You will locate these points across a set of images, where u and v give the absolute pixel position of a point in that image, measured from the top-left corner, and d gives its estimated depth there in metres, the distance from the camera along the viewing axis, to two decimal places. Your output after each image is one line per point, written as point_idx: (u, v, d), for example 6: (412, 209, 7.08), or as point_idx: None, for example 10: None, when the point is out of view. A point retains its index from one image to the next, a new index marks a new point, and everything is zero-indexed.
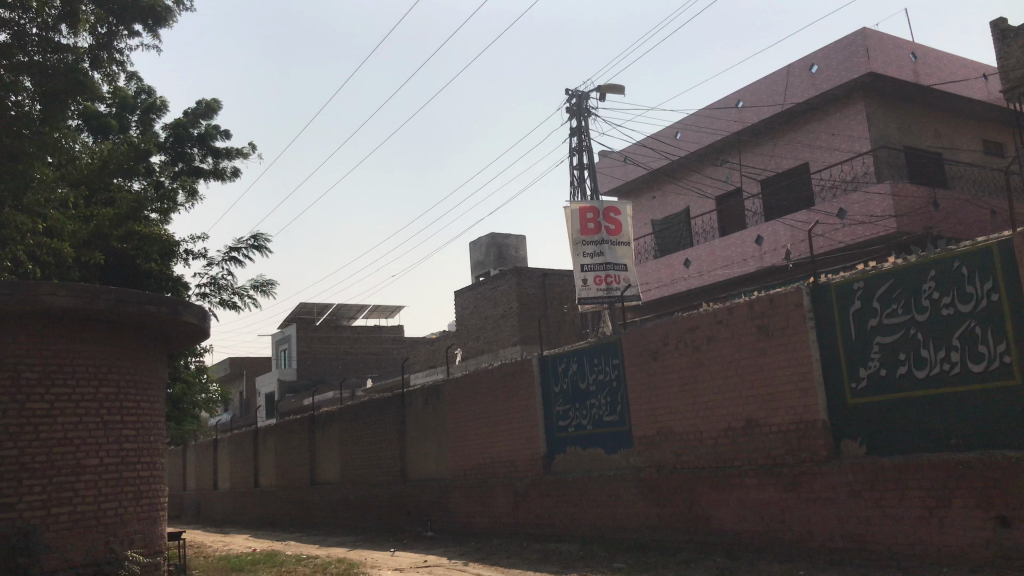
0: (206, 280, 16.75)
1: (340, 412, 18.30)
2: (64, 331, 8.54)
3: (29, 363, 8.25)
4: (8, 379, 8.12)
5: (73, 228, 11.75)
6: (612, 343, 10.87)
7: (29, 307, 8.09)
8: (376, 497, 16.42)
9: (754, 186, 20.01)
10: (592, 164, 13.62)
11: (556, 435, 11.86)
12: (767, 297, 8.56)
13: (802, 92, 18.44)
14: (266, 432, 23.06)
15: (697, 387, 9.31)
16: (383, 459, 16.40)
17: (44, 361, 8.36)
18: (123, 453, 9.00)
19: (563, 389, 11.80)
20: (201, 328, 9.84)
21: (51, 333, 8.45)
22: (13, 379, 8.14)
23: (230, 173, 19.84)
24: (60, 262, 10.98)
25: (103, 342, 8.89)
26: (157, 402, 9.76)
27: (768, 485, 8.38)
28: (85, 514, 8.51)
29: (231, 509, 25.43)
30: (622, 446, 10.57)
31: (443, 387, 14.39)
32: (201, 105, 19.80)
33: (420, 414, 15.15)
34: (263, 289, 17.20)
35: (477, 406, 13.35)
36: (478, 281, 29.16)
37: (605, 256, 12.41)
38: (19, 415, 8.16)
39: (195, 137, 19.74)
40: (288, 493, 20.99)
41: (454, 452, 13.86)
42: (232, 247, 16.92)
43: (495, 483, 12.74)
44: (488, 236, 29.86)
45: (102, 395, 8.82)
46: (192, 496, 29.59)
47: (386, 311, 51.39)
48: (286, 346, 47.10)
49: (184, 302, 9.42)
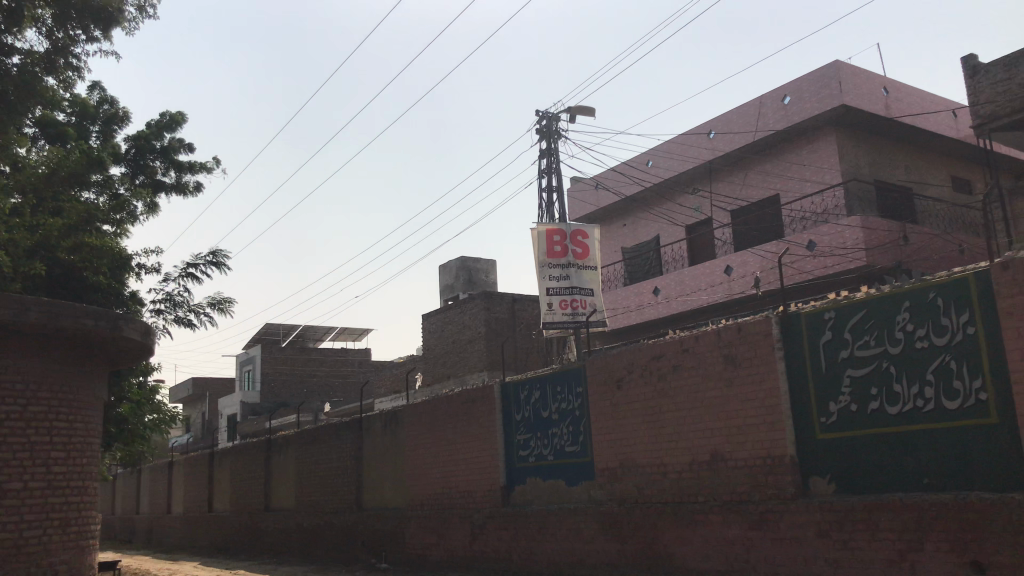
0: (161, 296, 16.18)
1: (297, 436, 17.72)
2: None
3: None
4: None
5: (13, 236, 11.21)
6: (576, 371, 10.50)
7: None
8: (331, 525, 15.84)
9: (725, 216, 19.86)
10: (560, 186, 13.32)
11: (516, 465, 11.43)
12: (735, 326, 8.25)
13: (774, 123, 18.35)
14: (222, 456, 22.36)
15: (662, 418, 8.96)
16: (339, 485, 15.85)
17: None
18: (50, 476, 8.50)
19: (524, 417, 11.39)
20: (145, 344, 9.35)
21: None
22: None
23: (193, 188, 19.30)
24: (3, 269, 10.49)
25: (35, 358, 8.39)
26: (93, 422, 9.25)
27: (732, 522, 8.01)
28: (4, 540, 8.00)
29: (183, 535, 24.61)
30: (584, 478, 10.16)
31: (402, 412, 13.92)
32: (166, 117, 19.22)
33: (378, 440, 14.65)
34: (220, 307, 16.67)
35: (436, 433, 12.90)
36: (446, 305, 28.72)
37: (571, 281, 12.08)
38: None
39: (158, 150, 19.15)
40: (241, 519, 20.29)
41: (411, 480, 13.37)
42: (190, 263, 16.38)
43: (452, 514, 12.26)
44: (457, 260, 29.45)
45: (30, 414, 8.33)
46: (144, 520, 28.68)
47: (354, 334, 50.68)
48: (250, 367, 46.21)
49: (125, 316, 8.93)
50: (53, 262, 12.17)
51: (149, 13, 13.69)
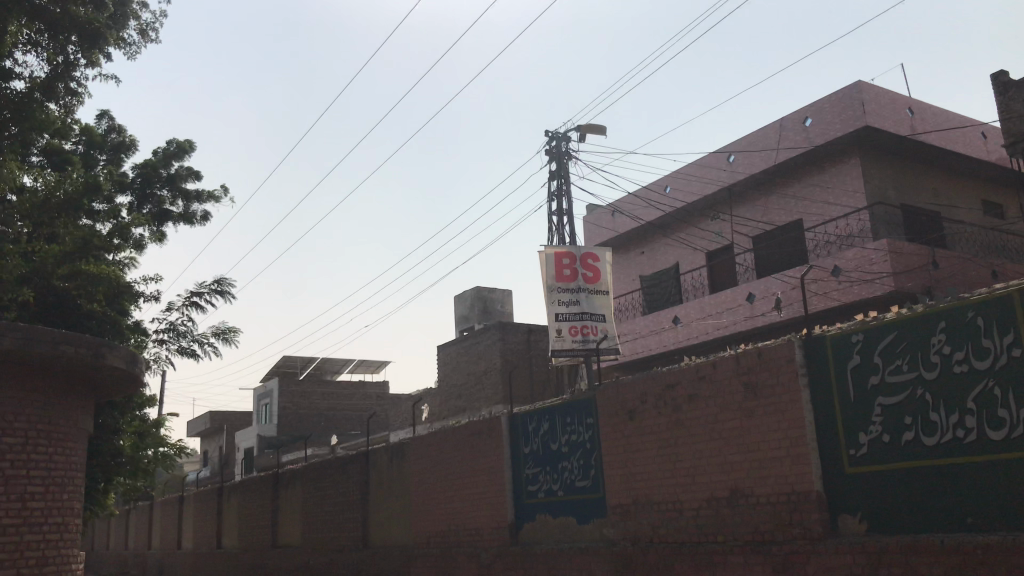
0: (164, 325, 15.80)
1: (304, 470, 17.19)
2: None
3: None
4: None
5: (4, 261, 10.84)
6: (587, 401, 9.92)
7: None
8: (336, 564, 15.24)
9: (745, 242, 19.27)
10: (571, 210, 12.82)
11: (525, 501, 10.82)
12: (755, 351, 7.66)
13: (795, 145, 17.81)
14: (231, 491, 21.82)
15: (677, 451, 8.34)
16: (345, 521, 15.26)
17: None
18: (27, 513, 8.01)
19: (533, 450, 10.80)
20: (130, 371, 8.87)
21: None
22: None
23: (200, 217, 19.06)
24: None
25: (9, 387, 7.93)
26: (76, 455, 8.77)
27: (754, 564, 7.36)
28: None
29: (192, 572, 24.04)
30: (595, 516, 9.53)
31: (408, 444, 13.37)
32: (173, 145, 19.03)
33: (385, 475, 14.07)
34: (224, 337, 16.29)
35: (443, 467, 12.33)
36: (461, 336, 28.20)
37: (581, 306, 11.57)
38: None
39: (165, 178, 18.93)
40: (249, 556, 19.72)
41: (417, 517, 12.77)
42: (193, 292, 16.03)
43: (458, 553, 11.63)
44: (472, 290, 28.94)
45: (5, 447, 7.86)
46: (154, 556, 28.16)
47: (372, 366, 50.23)
48: (267, 400, 45.85)
49: (106, 342, 8.46)
50: (48, 289, 11.90)
51: (152, 38, 13.47)
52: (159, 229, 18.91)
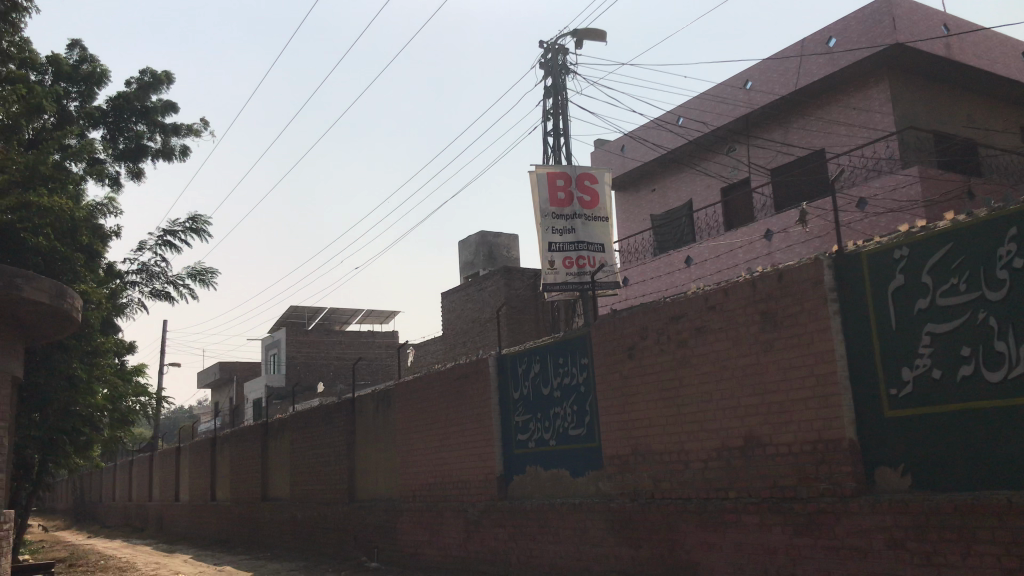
0: (135, 267, 14.74)
1: (291, 419, 16.22)
2: None
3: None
4: None
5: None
6: (580, 339, 8.74)
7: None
8: (324, 518, 14.34)
9: (764, 176, 17.85)
10: (568, 131, 11.50)
11: (514, 452, 9.71)
12: (774, 275, 6.41)
13: (818, 68, 16.29)
14: (224, 442, 20.98)
15: (683, 394, 7.15)
16: (331, 472, 14.30)
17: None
18: None
19: (523, 395, 9.65)
20: (55, 306, 7.73)
21: None
22: None
23: (180, 152, 17.88)
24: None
25: None
26: None
27: (773, 526, 6.21)
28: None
29: (189, 524, 23.37)
30: (591, 467, 8.41)
31: (393, 391, 12.28)
32: (149, 75, 17.69)
33: (371, 424, 13.00)
34: (201, 279, 15.23)
35: (428, 416, 11.25)
36: (465, 282, 26.97)
37: (577, 235, 10.43)
38: None
39: (140, 111, 17.61)
40: (241, 510, 18.90)
41: (403, 468, 11.75)
42: (166, 230, 15.00)
43: (444, 509, 10.60)
44: (477, 235, 27.45)
45: None
46: (154, 509, 27.60)
47: (381, 316, 49.31)
48: (275, 350, 45.16)
49: (24, 274, 7.30)
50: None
51: None
52: (135, 165, 17.74)
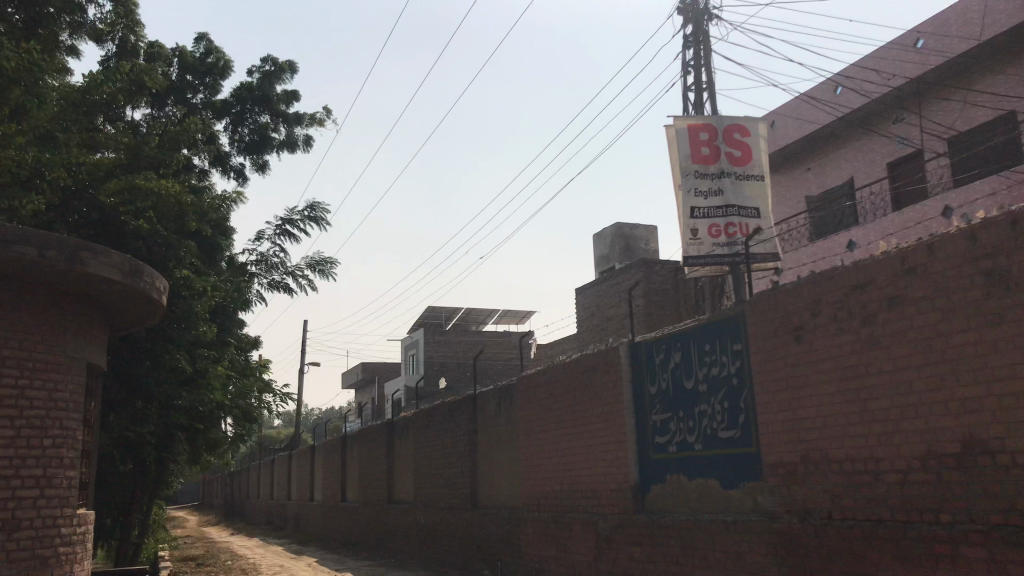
0: (254, 257, 14.20)
1: (414, 419, 15.33)
2: None
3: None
4: None
5: (11, 160, 8.99)
6: (731, 321, 7.21)
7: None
8: (447, 525, 13.29)
9: (940, 146, 15.50)
10: (711, 86, 10.20)
11: (651, 457, 8.26)
12: (1004, 222, 4.70)
13: (1007, 16, 13.93)
14: (353, 442, 20.43)
15: (871, 387, 5.52)
16: (453, 475, 13.25)
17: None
18: (17, 460, 6.30)
19: (661, 390, 8.19)
20: (133, 284, 6.94)
21: None
22: None
23: (303, 141, 17.38)
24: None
25: None
26: (73, 391, 6.84)
27: (1009, 565, 4.51)
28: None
29: (322, 524, 23.07)
30: (746, 478, 6.87)
31: (516, 386, 11.05)
32: (273, 64, 17.24)
33: (493, 422, 11.83)
34: (321, 270, 14.53)
35: (554, 414, 9.93)
36: (601, 277, 25.44)
37: (724, 197, 9.51)
38: None
39: (265, 102, 17.15)
40: (368, 511, 18.23)
41: (525, 473, 10.50)
42: (285, 220, 14.39)
43: (572, 521, 9.26)
44: (612, 228, 25.69)
45: None
46: (292, 507, 27.64)
47: (518, 316, 48.45)
48: (414, 351, 45.12)
49: (96, 248, 6.49)
50: (92, 206, 9.78)
51: None
52: (260, 157, 17.27)
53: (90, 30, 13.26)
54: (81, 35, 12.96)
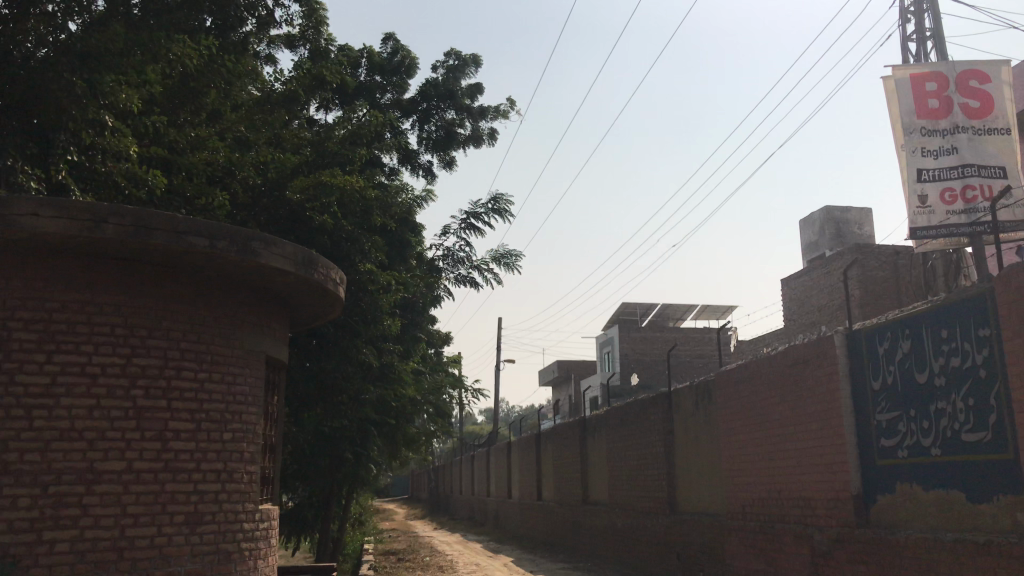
0: (441, 252, 14.12)
1: (607, 416, 14.67)
2: (95, 275, 5.84)
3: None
4: (37, 332, 5.62)
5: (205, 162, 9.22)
6: (974, 301, 6.02)
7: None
8: (643, 530, 12.55)
9: None
10: (937, 33, 8.99)
11: (875, 463, 7.14)
12: None
13: None
14: (548, 440, 20.09)
15: None
16: (649, 476, 12.49)
17: (12, 312, 5.58)
18: (198, 453, 6.22)
19: (886, 385, 7.04)
20: (306, 276, 6.78)
21: (76, 274, 5.78)
22: (41, 333, 5.62)
23: (488, 135, 17.21)
24: (137, 193, 7.57)
25: (159, 294, 6.11)
26: (250, 384, 6.76)
27: None
28: (92, 547, 5.60)
29: (520, 522, 22.94)
30: (1001, 491, 5.68)
31: (715, 382, 10.13)
32: (457, 59, 17.17)
33: (691, 422, 10.94)
34: (507, 263, 14.21)
35: (757, 412, 8.95)
36: (810, 265, 23.67)
37: (958, 154, 9.22)
38: (46, 381, 5.60)
39: (450, 98, 17.12)
40: (563, 512, 17.78)
41: (727, 477, 9.57)
42: (469, 213, 14.19)
43: (782, 533, 8.26)
44: (820, 213, 23.63)
45: (160, 364, 6.06)
46: (492, 504, 27.81)
47: (718, 312, 46.56)
48: (609, 348, 44.45)
49: (268, 238, 6.34)
50: (279, 204, 9.80)
51: None
52: (446, 154, 17.26)
53: (284, 39, 13.75)
54: (274, 43, 13.38)
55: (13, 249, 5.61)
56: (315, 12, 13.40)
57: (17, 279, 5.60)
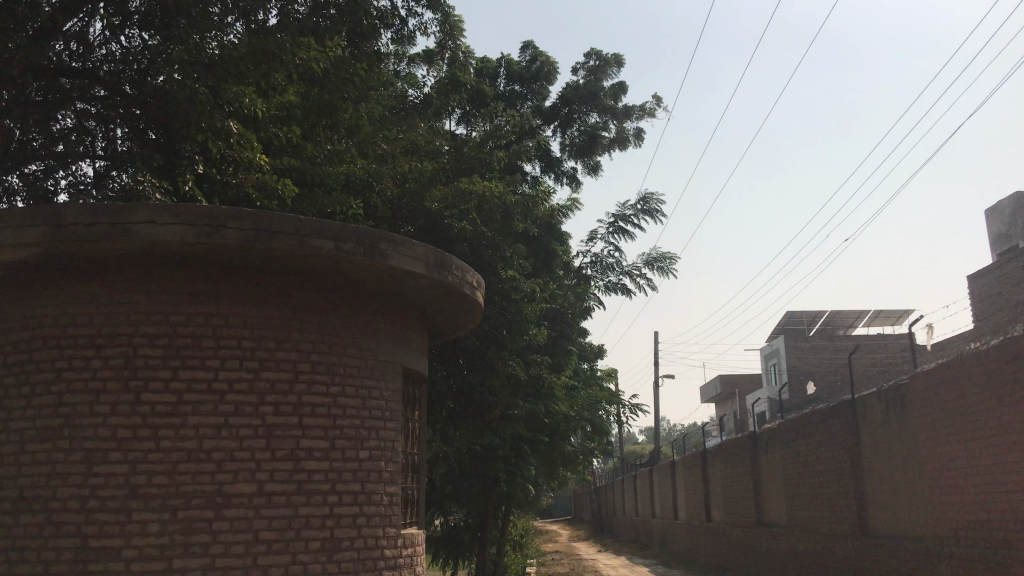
0: (589, 259, 13.39)
1: (781, 429, 13.41)
2: (219, 285, 5.50)
3: (106, 328, 5.29)
4: (163, 346, 5.31)
5: (341, 174, 8.93)
6: None
7: (93, 245, 5.06)
8: (830, 555, 11.25)
9: None
10: None
11: None
12: None
13: None
14: (715, 456, 18.85)
15: None
16: (834, 495, 11.19)
17: (137, 327, 5.31)
18: (333, 474, 5.74)
19: None
20: (440, 279, 6.20)
21: (200, 285, 5.45)
22: (166, 347, 5.31)
23: (635, 135, 16.39)
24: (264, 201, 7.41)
25: (285, 302, 5.70)
26: (386, 398, 6.26)
27: None
28: None
29: (689, 545, 21.68)
30: None
31: (909, 385, 8.84)
32: (599, 59, 16.50)
33: (882, 433, 9.65)
34: (660, 267, 13.31)
35: (968, 418, 7.64)
36: (1003, 256, 21.28)
37: None
38: (172, 397, 5.27)
39: (593, 100, 16.44)
40: (737, 534, 16.50)
41: (933, 495, 8.26)
42: (618, 216, 13.40)
43: (1011, 560, 6.93)
44: (1009, 198, 21.16)
45: (290, 378, 5.64)
46: (658, 525, 26.62)
47: (894, 317, 43.28)
48: (775, 360, 42.18)
49: (397, 238, 5.79)
50: (418, 213, 9.41)
51: None
52: (592, 160, 16.53)
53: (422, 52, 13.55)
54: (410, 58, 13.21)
55: (136, 261, 5.36)
56: (454, 23, 13.04)
57: (139, 292, 5.35)
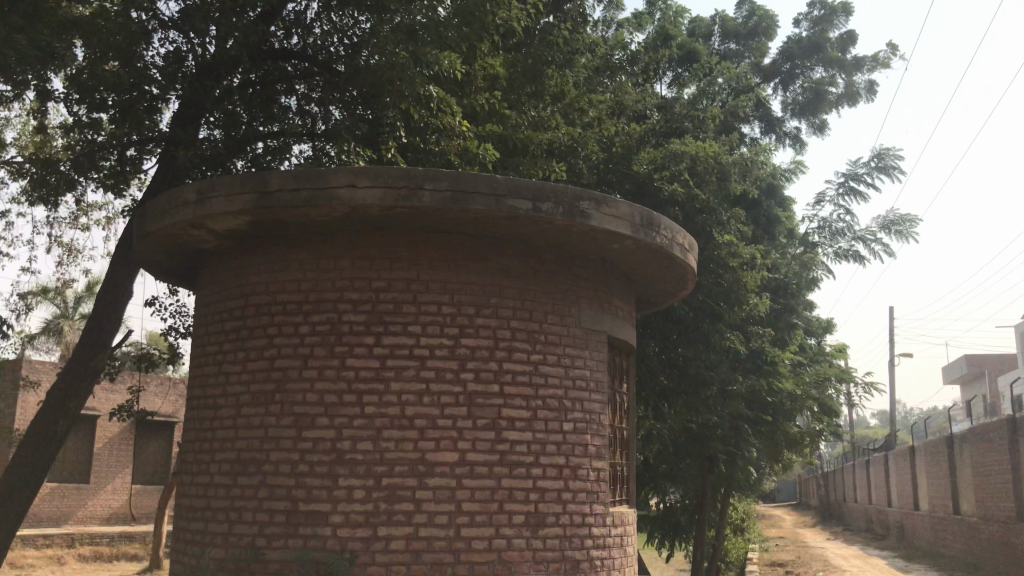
0: (816, 225, 12.34)
1: None
2: (419, 249, 5.38)
3: (313, 294, 5.33)
4: (366, 313, 5.27)
5: (546, 140, 8.66)
6: None
7: (298, 211, 5.09)
8: None
9: None
10: None
11: None
12: None
13: None
14: (964, 441, 16.96)
15: None
16: None
17: (341, 293, 5.30)
18: (536, 446, 5.48)
19: None
20: (647, 241, 5.75)
21: (400, 251, 5.35)
22: (368, 314, 5.27)
23: (867, 87, 14.93)
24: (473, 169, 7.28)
25: (484, 267, 5.49)
26: (592, 368, 5.91)
27: None
28: (428, 547, 5.08)
29: (932, 538, 19.74)
30: None
31: None
32: (825, 7, 15.16)
33: None
34: (899, 230, 12.01)
35: None
36: None
37: None
38: (375, 363, 5.22)
39: (818, 52, 15.16)
40: (992, 528, 14.73)
41: None
42: (849, 176, 12.23)
43: None
44: None
45: (491, 345, 5.43)
46: (895, 515, 24.53)
47: None
48: None
49: (600, 196, 5.40)
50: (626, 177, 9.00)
51: None
52: (817, 118, 15.28)
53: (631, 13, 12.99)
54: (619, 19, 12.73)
55: (338, 228, 5.35)
56: None
57: (342, 259, 5.34)
